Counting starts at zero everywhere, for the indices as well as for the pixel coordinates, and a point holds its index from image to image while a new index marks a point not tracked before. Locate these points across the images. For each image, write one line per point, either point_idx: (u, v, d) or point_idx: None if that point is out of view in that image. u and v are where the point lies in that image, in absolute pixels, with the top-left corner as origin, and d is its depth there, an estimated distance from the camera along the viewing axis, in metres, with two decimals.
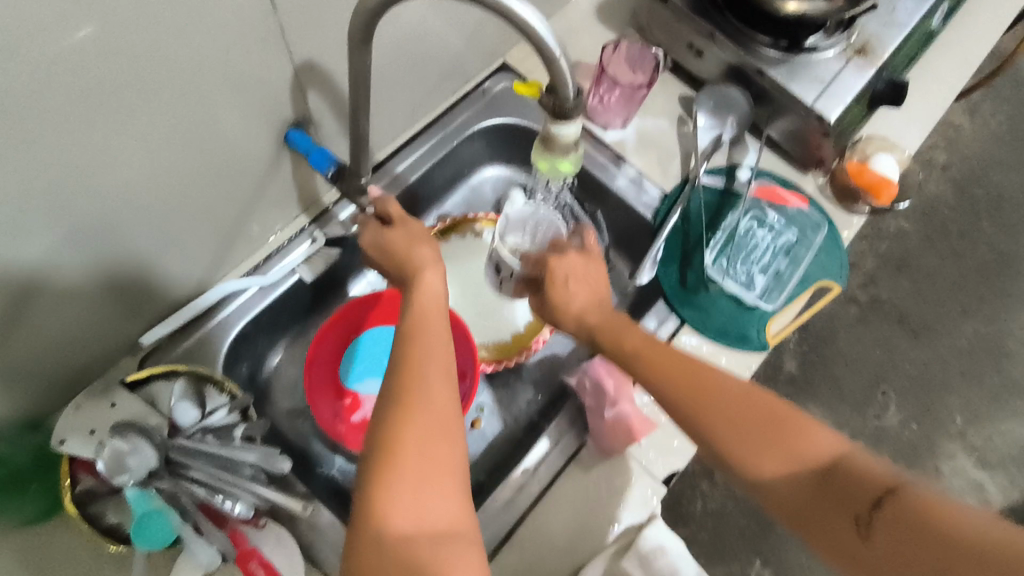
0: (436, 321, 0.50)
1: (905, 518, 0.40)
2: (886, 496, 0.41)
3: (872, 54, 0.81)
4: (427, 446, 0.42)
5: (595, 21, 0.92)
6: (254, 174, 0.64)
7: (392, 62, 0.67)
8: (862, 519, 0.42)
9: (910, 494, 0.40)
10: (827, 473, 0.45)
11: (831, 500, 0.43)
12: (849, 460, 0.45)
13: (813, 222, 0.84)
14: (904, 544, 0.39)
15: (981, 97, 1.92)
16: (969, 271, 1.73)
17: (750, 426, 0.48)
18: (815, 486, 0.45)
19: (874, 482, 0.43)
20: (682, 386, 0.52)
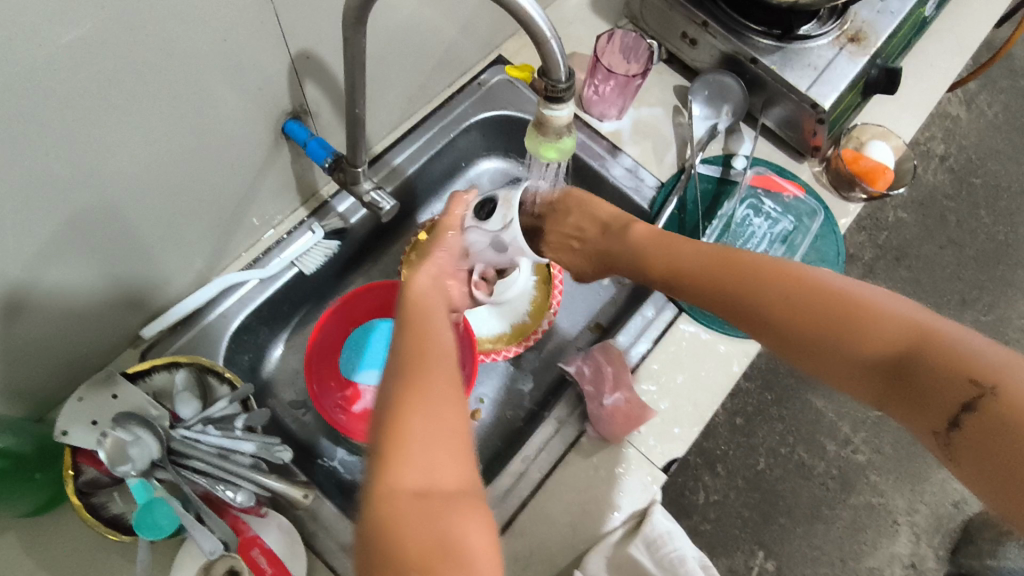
0: (437, 310, 0.50)
1: (1000, 423, 0.38)
2: (977, 398, 0.39)
3: (866, 41, 0.82)
4: (438, 411, 0.41)
5: (589, 12, 0.92)
6: (253, 166, 0.64)
7: (388, 53, 0.68)
8: (949, 426, 0.41)
9: (1010, 393, 0.38)
10: (909, 371, 0.43)
11: (912, 406, 0.43)
12: (936, 351, 0.42)
13: (809, 209, 0.84)
14: (999, 448, 0.38)
15: (978, 87, 1.92)
16: (968, 260, 1.74)
17: (823, 328, 0.47)
18: (902, 386, 0.44)
19: (961, 381, 0.40)
20: (747, 294, 0.52)
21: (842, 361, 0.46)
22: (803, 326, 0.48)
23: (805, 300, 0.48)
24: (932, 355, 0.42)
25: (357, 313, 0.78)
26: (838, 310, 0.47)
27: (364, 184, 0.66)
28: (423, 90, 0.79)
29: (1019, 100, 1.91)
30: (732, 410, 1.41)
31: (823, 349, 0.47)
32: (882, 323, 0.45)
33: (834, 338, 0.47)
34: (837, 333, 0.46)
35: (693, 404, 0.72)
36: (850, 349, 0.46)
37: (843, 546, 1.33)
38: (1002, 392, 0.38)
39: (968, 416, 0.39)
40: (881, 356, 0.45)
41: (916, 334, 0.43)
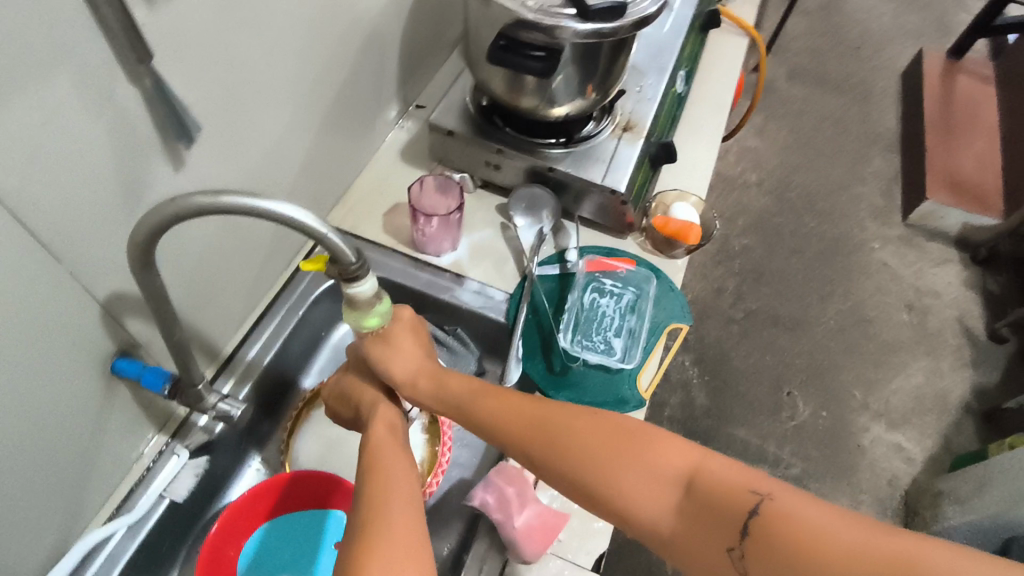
0: (395, 454, 0.53)
1: (775, 538, 0.41)
2: (752, 519, 0.42)
3: (638, 127, 0.95)
4: (399, 564, 0.42)
5: (401, 164, 1.01)
6: (88, 416, 0.62)
7: (208, 262, 0.70)
8: (735, 552, 0.43)
9: (778, 508, 0.42)
10: (697, 499, 0.46)
11: (704, 531, 0.44)
12: (712, 473, 0.46)
13: (643, 276, 0.92)
14: (779, 568, 0.40)
15: (763, 120, 2.24)
16: (811, 262, 1.95)
17: (611, 458, 0.49)
18: (690, 516, 0.46)
19: (739, 503, 0.44)
20: (528, 433, 0.53)
21: (643, 498, 0.48)
22: (592, 463, 0.49)
23: (605, 445, 0.50)
24: (713, 482, 0.46)
25: (241, 526, 0.73)
26: (626, 447, 0.49)
27: (209, 398, 0.67)
28: (259, 281, 0.81)
29: (798, 121, 2.24)
30: None
31: (625, 486, 0.48)
32: (664, 451, 0.48)
33: (629, 478, 0.48)
34: (640, 467, 0.48)
35: None
36: (645, 484, 0.48)
37: None
38: (770, 508, 0.42)
39: (751, 539, 0.42)
40: (672, 484, 0.47)
41: (691, 461, 0.47)
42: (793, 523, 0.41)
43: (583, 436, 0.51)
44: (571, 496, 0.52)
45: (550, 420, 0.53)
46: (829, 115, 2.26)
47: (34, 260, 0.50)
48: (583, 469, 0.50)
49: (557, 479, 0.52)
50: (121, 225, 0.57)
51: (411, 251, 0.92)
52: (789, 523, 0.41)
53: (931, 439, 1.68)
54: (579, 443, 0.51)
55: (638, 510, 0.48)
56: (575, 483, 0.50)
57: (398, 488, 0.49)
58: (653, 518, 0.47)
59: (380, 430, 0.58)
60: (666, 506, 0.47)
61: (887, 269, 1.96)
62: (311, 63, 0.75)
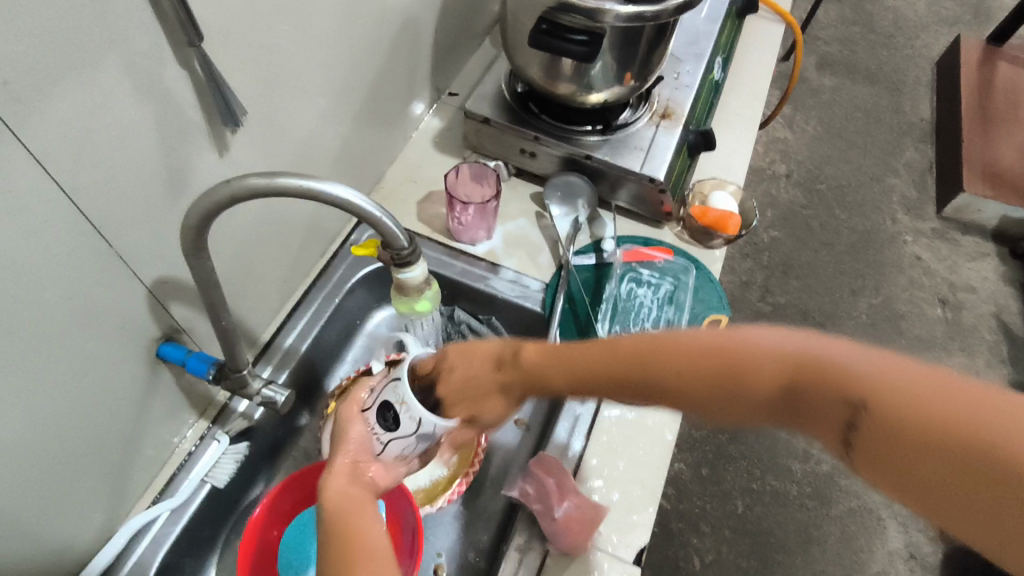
0: (361, 509, 0.48)
1: (876, 429, 0.29)
2: (863, 409, 0.30)
3: (675, 115, 0.94)
4: None
5: (434, 152, 1.00)
6: (133, 400, 0.62)
7: (248, 247, 0.69)
8: (849, 431, 0.31)
9: (887, 396, 0.29)
10: (812, 406, 0.32)
11: (812, 426, 0.33)
12: (828, 363, 0.31)
13: (681, 266, 0.91)
14: (888, 458, 0.29)
15: (791, 110, 2.19)
16: (842, 255, 1.91)
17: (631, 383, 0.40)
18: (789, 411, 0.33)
19: (840, 392, 0.31)
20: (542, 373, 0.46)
21: (666, 382, 0.37)
22: (616, 380, 0.40)
23: (625, 363, 0.39)
24: (835, 375, 0.31)
25: (280, 514, 0.73)
26: (703, 359, 0.35)
27: (253, 384, 0.66)
28: (295, 268, 0.81)
29: (828, 111, 2.19)
30: (695, 463, 1.44)
31: (666, 391, 0.37)
32: (752, 357, 0.33)
33: (678, 387, 0.37)
34: (678, 363, 0.37)
35: (641, 484, 0.73)
36: (719, 391, 0.35)
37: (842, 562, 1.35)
38: (882, 397, 0.29)
39: (864, 430, 0.30)
40: (769, 395, 0.33)
41: (799, 356, 0.32)
42: (904, 409, 0.29)
43: (602, 344, 0.42)
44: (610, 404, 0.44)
45: (550, 346, 0.46)
46: (860, 105, 2.20)
47: (85, 242, 0.50)
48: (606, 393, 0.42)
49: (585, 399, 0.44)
50: (165, 208, 0.57)
51: (445, 239, 0.92)
52: (891, 411, 0.29)
53: None
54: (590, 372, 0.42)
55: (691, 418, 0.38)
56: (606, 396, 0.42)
57: (374, 539, 0.46)
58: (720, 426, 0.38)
59: (343, 475, 0.52)
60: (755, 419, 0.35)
61: (920, 263, 1.92)
62: (348, 48, 0.74)
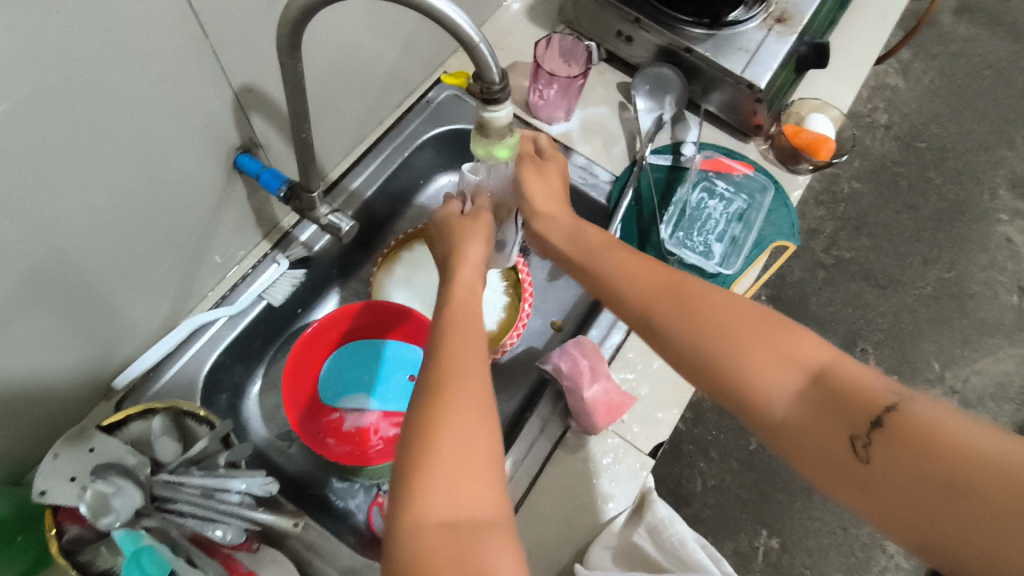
0: (472, 324, 0.52)
1: (908, 431, 0.40)
2: (887, 413, 0.42)
3: (792, 21, 0.86)
4: (464, 438, 0.43)
5: (526, 22, 0.95)
6: (208, 202, 0.64)
7: (332, 78, 0.69)
8: (860, 440, 0.42)
9: (915, 411, 0.41)
10: (825, 390, 0.45)
11: (830, 414, 0.44)
12: (852, 373, 0.45)
13: (759, 185, 0.86)
14: (910, 458, 0.39)
15: (910, 56, 1.99)
16: (924, 221, 1.79)
17: (743, 331, 0.50)
18: (816, 403, 0.45)
19: (873, 400, 0.43)
20: (648, 297, 0.55)
21: (758, 363, 0.48)
22: (720, 326, 0.51)
23: (736, 325, 0.50)
24: (846, 376, 0.45)
25: (328, 339, 0.77)
26: (762, 329, 0.50)
27: (320, 209, 0.68)
28: (372, 113, 0.80)
29: (953, 63, 1.98)
30: None
31: (754, 359, 0.48)
32: (799, 341, 0.48)
33: (756, 352, 0.48)
34: (771, 344, 0.49)
35: (671, 386, 0.74)
36: (770, 361, 0.48)
37: (840, 514, 1.38)
38: (909, 408, 0.41)
39: (880, 431, 0.41)
40: (800, 376, 0.47)
41: (828, 355, 0.47)
42: (936, 423, 0.40)
43: (713, 308, 0.52)
44: (679, 359, 0.52)
45: (686, 292, 0.54)
46: (989, 63, 1.99)
47: (184, 27, 0.50)
48: (689, 325, 0.52)
49: (675, 336, 0.53)
50: (262, 12, 0.56)
51: (523, 114, 0.89)
52: (925, 423, 0.40)
53: (1001, 427, 1.61)
54: (706, 315, 0.52)
55: (764, 385, 0.47)
56: (697, 345, 0.51)
57: (477, 384, 0.47)
58: (771, 395, 0.47)
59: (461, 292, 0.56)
60: (790, 388, 0.46)
61: (1006, 246, 1.79)
62: None
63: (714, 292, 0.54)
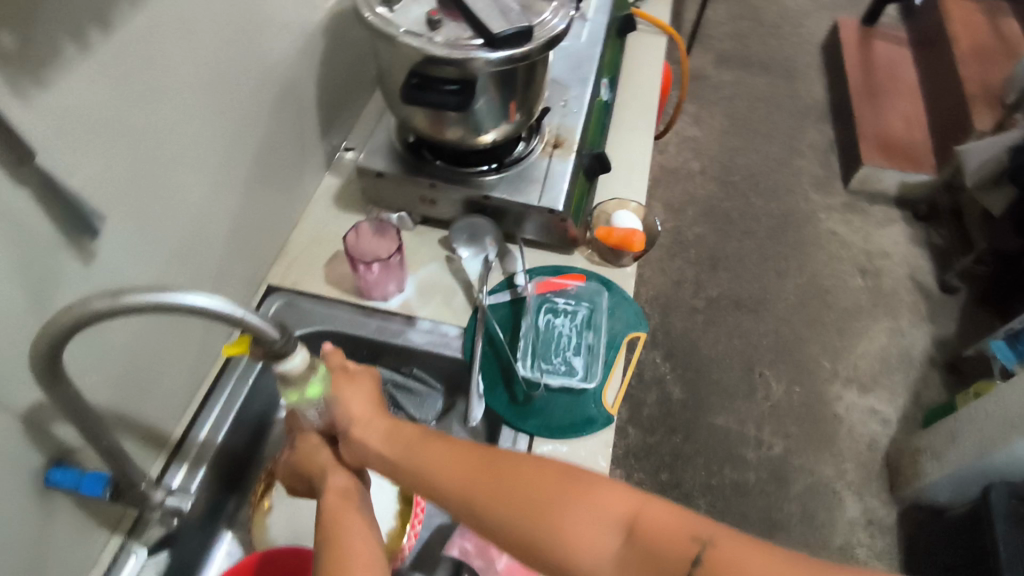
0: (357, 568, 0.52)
1: None
2: (698, 564, 0.46)
3: (567, 142, 0.96)
4: None
5: (338, 211, 0.99)
6: (27, 533, 0.58)
7: (142, 348, 0.67)
8: None
9: (722, 557, 0.45)
10: (639, 548, 0.48)
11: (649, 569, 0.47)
12: (656, 521, 0.49)
13: (594, 290, 0.92)
14: None
15: (697, 109, 2.27)
16: (763, 241, 1.98)
17: (554, 498, 0.51)
18: (633, 560, 0.48)
19: (681, 550, 0.47)
20: (460, 485, 0.54)
21: (577, 536, 0.50)
22: (532, 499, 0.51)
23: (547, 496, 0.51)
24: (652, 524, 0.49)
25: None
26: (570, 491, 0.52)
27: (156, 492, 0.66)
28: (202, 356, 0.78)
29: (731, 104, 2.29)
30: None
31: (570, 530, 0.50)
32: (606, 498, 0.51)
33: (571, 521, 0.50)
34: (584, 513, 0.50)
35: None
36: (586, 528, 0.50)
37: None
38: (713, 554, 0.46)
39: None
40: (615, 535, 0.49)
41: (633, 505, 0.50)
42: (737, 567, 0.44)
43: (519, 484, 0.53)
44: (499, 540, 0.53)
45: (494, 473, 0.54)
46: (758, 96, 2.31)
47: None
48: (502, 509, 0.52)
49: (493, 521, 0.52)
50: (30, 331, 0.53)
51: (357, 299, 0.90)
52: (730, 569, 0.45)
53: (903, 396, 1.72)
54: (515, 491, 0.52)
55: (582, 554, 0.49)
56: (515, 528, 0.51)
57: None
58: (591, 561, 0.49)
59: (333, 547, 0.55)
60: (608, 551, 0.49)
61: (836, 237, 2.01)
62: (218, 131, 0.72)
63: (519, 459, 0.54)
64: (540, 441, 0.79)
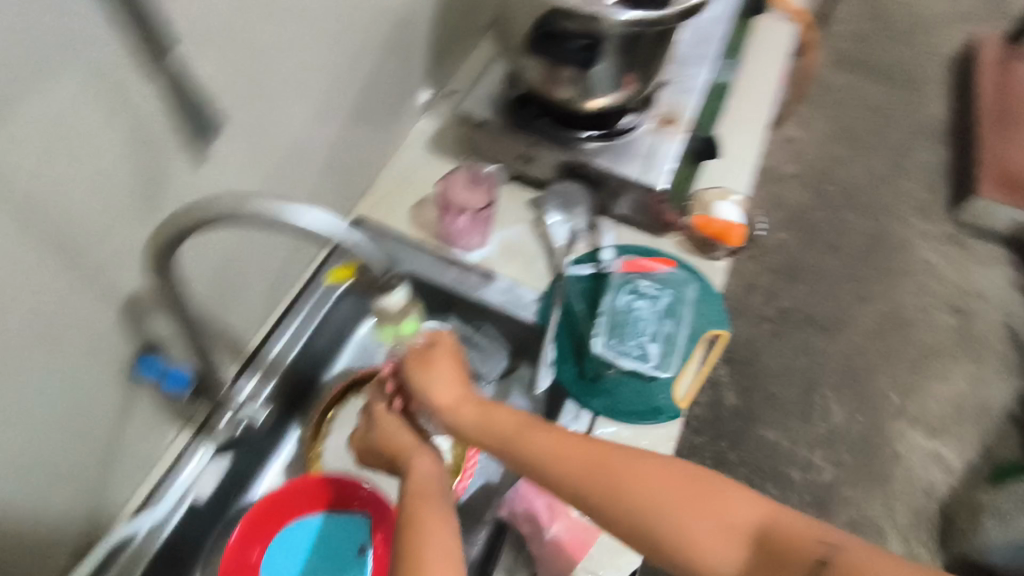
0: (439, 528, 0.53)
1: None
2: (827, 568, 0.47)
3: (679, 120, 0.91)
4: None
5: (431, 155, 0.98)
6: (110, 415, 0.60)
7: (234, 259, 0.68)
8: None
9: (852, 560, 0.46)
10: (768, 552, 0.49)
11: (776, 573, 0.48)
12: (784, 526, 0.50)
13: (681, 279, 0.88)
14: None
15: (802, 109, 2.14)
16: (850, 260, 1.87)
17: (681, 501, 0.52)
18: (760, 564, 0.49)
19: (808, 553, 0.48)
20: (583, 481, 0.53)
21: (701, 537, 0.51)
22: (655, 500, 0.52)
23: (673, 498, 0.52)
24: (780, 531, 0.50)
25: (266, 524, 0.72)
26: (694, 493, 0.52)
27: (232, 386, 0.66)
28: (285, 276, 0.79)
29: (840, 110, 2.14)
30: None
31: (696, 532, 0.51)
32: (733, 503, 0.52)
33: (697, 524, 0.51)
34: (704, 517, 0.51)
35: None
36: (711, 532, 0.51)
37: None
38: (842, 557, 0.47)
39: None
40: (744, 542, 0.51)
41: (760, 513, 0.51)
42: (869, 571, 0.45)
43: (643, 482, 0.53)
44: (620, 532, 0.53)
45: (615, 470, 0.53)
46: (872, 105, 2.15)
47: (48, 264, 0.48)
48: (627, 503, 0.52)
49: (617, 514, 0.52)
50: (140, 223, 0.54)
51: (441, 246, 0.90)
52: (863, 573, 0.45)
53: (972, 447, 1.62)
54: (638, 490, 0.52)
55: (708, 556, 0.50)
56: (638, 523, 0.52)
57: None
58: (715, 563, 0.50)
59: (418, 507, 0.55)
60: (734, 556, 0.50)
61: (930, 268, 1.88)
62: (334, 55, 0.72)
63: (641, 456, 0.54)
64: (602, 422, 0.78)
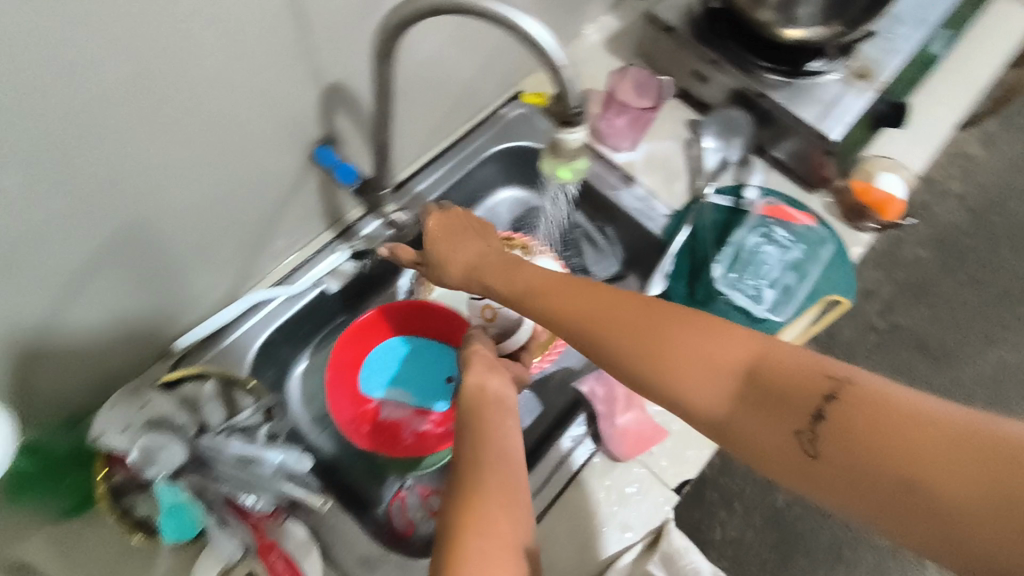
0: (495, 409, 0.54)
1: (857, 416, 0.36)
2: (830, 401, 0.37)
3: (873, 78, 0.85)
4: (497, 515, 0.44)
5: (604, 52, 0.98)
6: (282, 188, 0.68)
7: (412, 86, 0.73)
8: (805, 434, 0.37)
9: (863, 389, 0.37)
10: (759, 389, 0.39)
11: (767, 414, 0.39)
12: (783, 362, 0.40)
13: (820, 238, 0.85)
14: (856, 441, 0.35)
15: (994, 126, 1.93)
16: (989, 298, 1.72)
17: (631, 326, 0.46)
18: (751, 400, 0.39)
19: (812, 388, 0.38)
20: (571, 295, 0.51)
21: (681, 362, 0.42)
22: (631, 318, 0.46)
23: (656, 320, 0.45)
24: (777, 366, 0.40)
25: (375, 332, 0.79)
26: (641, 317, 0.46)
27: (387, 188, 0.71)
28: (444, 124, 0.85)
29: None
30: None
31: (670, 356, 0.43)
32: (723, 340, 0.42)
33: (681, 355, 0.42)
34: (674, 343, 0.43)
35: None
36: (699, 363, 0.42)
37: None
38: (851, 390, 0.37)
39: (825, 422, 0.37)
40: (730, 378, 0.41)
41: (753, 351, 0.41)
42: (877, 400, 0.36)
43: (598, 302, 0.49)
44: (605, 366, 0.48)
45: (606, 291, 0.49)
46: None
47: (282, 27, 0.54)
48: (599, 331, 0.47)
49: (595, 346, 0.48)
50: (356, 19, 0.60)
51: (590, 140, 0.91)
52: (866, 400, 0.36)
53: None
54: (597, 312, 0.48)
55: (700, 394, 0.41)
56: (621, 342, 0.46)
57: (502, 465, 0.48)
58: (708, 403, 0.41)
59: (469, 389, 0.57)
60: (721, 394, 0.41)
61: None
62: None
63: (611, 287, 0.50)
64: None
